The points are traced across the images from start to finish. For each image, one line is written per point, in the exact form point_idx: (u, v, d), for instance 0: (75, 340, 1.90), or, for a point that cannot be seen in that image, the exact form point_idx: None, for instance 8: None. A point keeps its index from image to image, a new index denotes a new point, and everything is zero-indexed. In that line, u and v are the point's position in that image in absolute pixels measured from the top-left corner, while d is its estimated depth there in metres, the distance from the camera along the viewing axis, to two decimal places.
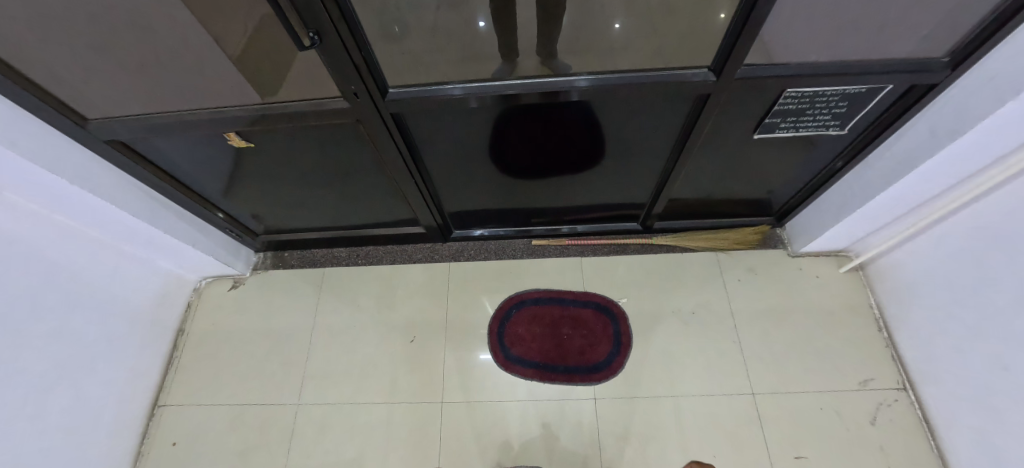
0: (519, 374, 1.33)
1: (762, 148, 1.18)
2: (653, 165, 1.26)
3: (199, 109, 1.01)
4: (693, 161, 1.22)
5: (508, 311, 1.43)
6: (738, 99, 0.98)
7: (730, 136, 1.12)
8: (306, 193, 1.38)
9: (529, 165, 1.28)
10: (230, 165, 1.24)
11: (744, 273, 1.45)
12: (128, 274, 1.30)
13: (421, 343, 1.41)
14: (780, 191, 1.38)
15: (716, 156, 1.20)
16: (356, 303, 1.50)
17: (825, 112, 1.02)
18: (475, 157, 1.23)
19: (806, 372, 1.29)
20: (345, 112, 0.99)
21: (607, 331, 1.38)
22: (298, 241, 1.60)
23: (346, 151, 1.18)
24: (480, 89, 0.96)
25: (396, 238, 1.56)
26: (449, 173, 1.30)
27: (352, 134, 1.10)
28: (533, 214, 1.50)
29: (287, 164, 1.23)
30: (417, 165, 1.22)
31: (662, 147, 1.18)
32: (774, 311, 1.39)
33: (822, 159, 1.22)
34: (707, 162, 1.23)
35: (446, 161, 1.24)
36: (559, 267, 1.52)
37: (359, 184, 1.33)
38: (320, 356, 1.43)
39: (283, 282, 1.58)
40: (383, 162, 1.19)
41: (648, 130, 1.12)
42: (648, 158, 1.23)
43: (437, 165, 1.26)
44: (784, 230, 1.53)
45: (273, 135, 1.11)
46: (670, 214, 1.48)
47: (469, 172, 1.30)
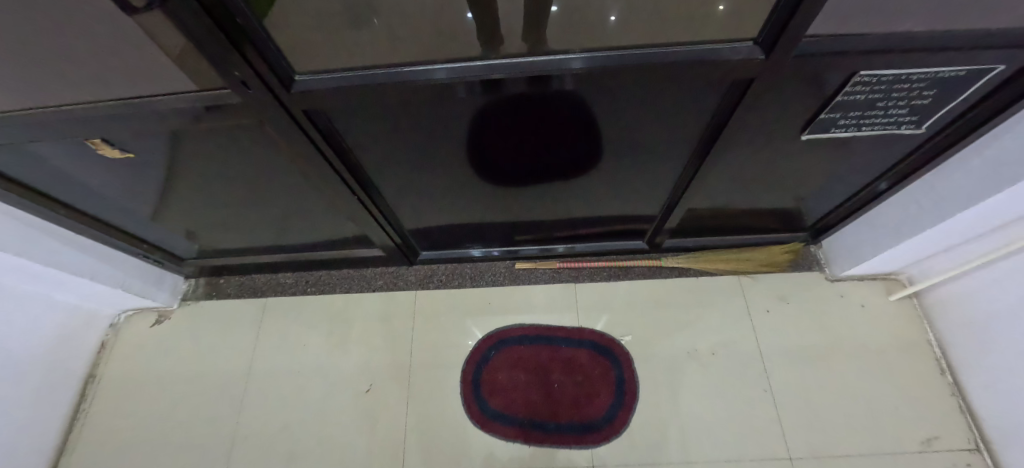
0: (499, 434, 1.07)
1: (805, 151, 0.92)
2: (666, 172, 1.00)
3: (32, 109, 0.71)
4: (716, 167, 0.96)
5: (485, 353, 1.17)
6: (788, 87, 0.71)
7: (769, 137, 0.85)
8: (233, 211, 1.11)
9: (508, 172, 1.02)
10: (124, 181, 0.96)
11: (775, 303, 1.18)
12: (19, 314, 1.03)
13: (378, 394, 1.14)
14: (819, 202, 1.12)
15: (747, 159, 0.94)
16: (301, 342, 1.23)
17: (900, 104, 0.75)
18: (438, 164, 0.97)
19: (855, 429, 1.04)
20: (239, 108, 0.70)
21: (607, 379, 1.12)
22: (235, 265, 1.32)
23: (268, 160, 0.90)
24: (474, 74, 0.67)
25: (352, 260, 1.29)
26: (408, 184, 1.03)
27: (267, 140, 0.83)
28: (518, 230, 1.24)
29: (195, 178, 0.95)
30: (359, 170, 0.96)
31: (679, 150, 0.92)
32: (812, 349, 1.13)
33: (881, 163, 0.96)
34: (732, 168, 0.97)
35: (402, 170, 0.97)
36: (550, 294, 1.25)
37: (296, 199, 1.06)
38: (255, 409, 1.16)
39: (214, 315, 1.29)
40: (317, 173, 0.91)
41: (662, 128, 0.85)
42: (660, 163, 0.97)
43: (389, 175, 0.99)
44: (819, 248, 1.27)
45: (159, 143, 0.82)
46: (683, 231, 1.22)
47: (434, 182, 1.03)
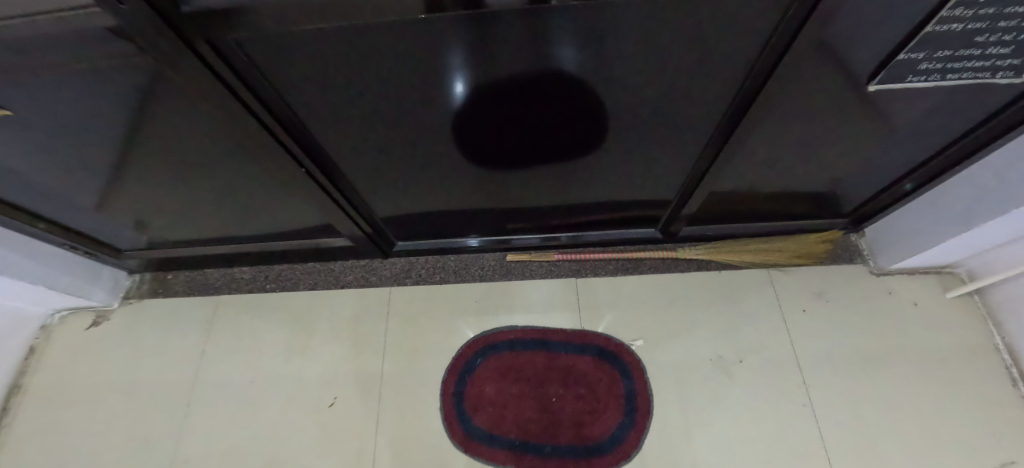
0: (486, 457, 0.90)
1: (864, 112, 0.73)
2: (688, 143, 0.82)
3: None
4: (751, 135, 0.78)
5: (470, 361, 0.99)
6: (862, 13, 0.53)
7: (824, 92, 0.67)
8: (167, 195, 0.92)
9: (495, 143, 0.83)
10: (19, 160, 0.77)
11: (812, 301, 1.01)
12: None
13: (343, 410, 0.96)
14: (867, 182, 0.94)
15: (789, 125, 0.76)
16: (256, 348, 1.05)
17: (1005, 36, 0.58)
18: (406, 134, 0.78)
19: (917, 452, 0.86)
20: (124, 41, 0.51)
21: (614, 392, 0.94)
22: (184, 258, 1.14)
23: (190, 127, 0.72)
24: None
25: (318, 252, 1.11)
26: (374, 159, 0.85)
27: (180, 99, 0.64)
28: (509, 217, 1.06)
29: (108, 152, 0.77)
30: (306, 136, 0.77)
31: (707, 113, 0.73)
32: (857, 355, 0.95)
33: (953, 129, 0.78)
34: (770, 136, 0.79)
35: (361, 141, 0.80)
36: (547, 292, 1.07)
37: (239, 179, 0.87)
38: (197, 428, 0.98)
39: (160, 316, 1.12)
40: (253, 142, 0.74)
41: (691, 83, 0.66)
42: (679, 131, 0.79)
43: (348, 146, 0.80)
44: (861, 238, 1.09)
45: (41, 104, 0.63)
46: (703, 217, 1.04)
47: (405, 158, 0.85)
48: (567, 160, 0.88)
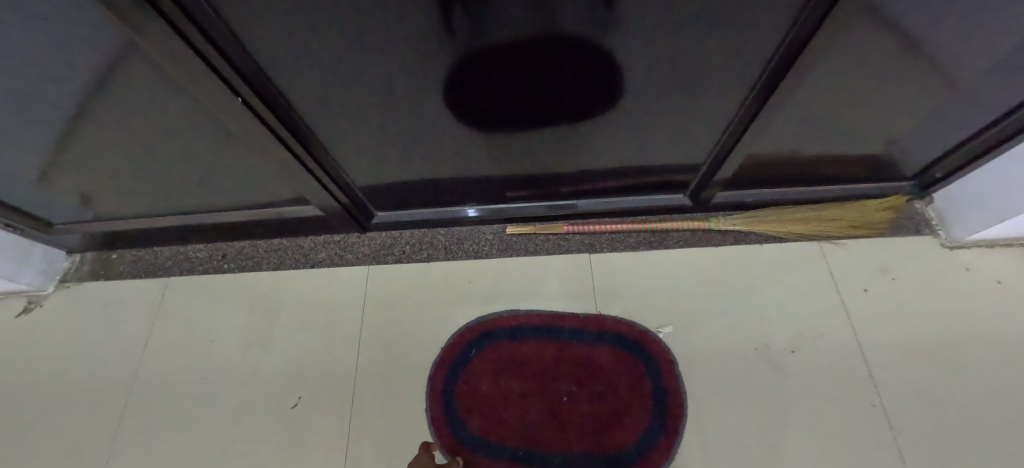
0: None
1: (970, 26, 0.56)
2: (735, 77, 0.64)
3: None
4: (818, 64, 0.61)
5: (462, 353, 0.83)
6: None
7: None
8: (89, 154, 0.75)
9: (490, 84, 0.66)
10: None
11: (873, 280, 0.84)
12: None
13: (310, 411, 0.80)
14: (945, 130, 0.78)
15: (871, 50, 0.59)
16: (209, 338, 0.88)
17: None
18: (374, 66, 0.60)
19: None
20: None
21: (639, 390, 0.77)
22: (127, 234, 0.97)
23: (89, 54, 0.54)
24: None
25: (284, 225, 0.95)
26: (339, 103, 0.67)
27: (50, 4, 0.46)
28: (510, 181, 0.90)
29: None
30: (261, 80, 0.61)
31: (767, 35, 0.56)
32: (930, 342, 0.78)
33: None
34: (843, 63, 0.61)
35: (322, 81, 0.62)
36: (554, 270, 0.91)
37: (171, 129, 0.69)
38: (135, 434, 0.81)
39: (100, 301, 0.95)
40: (177, 74, 0.56)
41: None
42: (727, 64, 0.62)
43: (302, 83, 0.62)
44: (927, 205, 0.92)
45: None
46: (740, 180, 0.87)
47: (377, 102, 0.67)
48: (580, 105, 0.71)
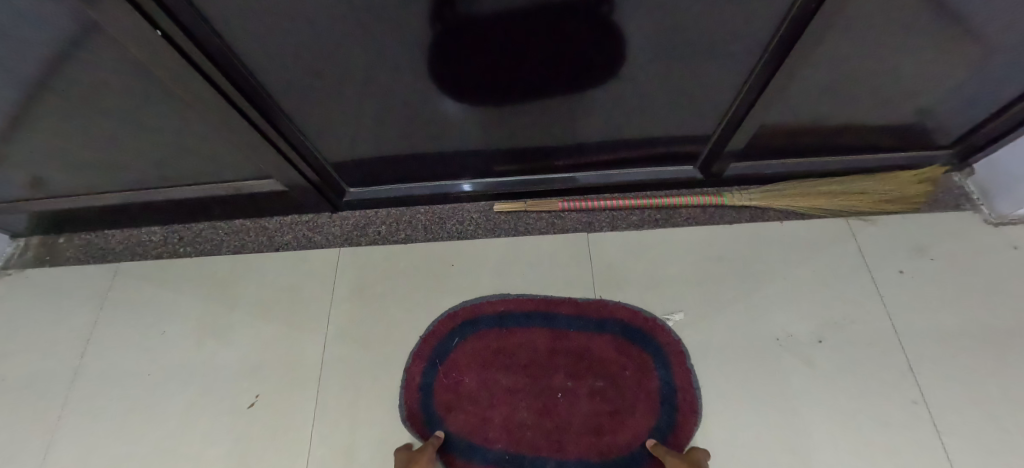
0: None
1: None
2: (760, 33, 0.54)
3: None
4: (861, 15, 0.50)
5: (442, 343, 0.73)
6: None
7: None
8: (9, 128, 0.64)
9: (458, 32, 0.52)
10: None
11: (908, 261, 0.74)
12: None
13: (268, 411, 0.70)
14: (998, 93, 0.67)
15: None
16: (159, 330, 0.79)
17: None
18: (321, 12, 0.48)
19: None
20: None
21: (645, 387, 0.68)
22: (71, 215, 0.87)
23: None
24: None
25: (245, 203, 0.85)
26: (283, 58, 0.55)
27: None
28: (497, 154, 0.79)
29: None
30: (214, 43, 0.51)
31: None
32: (977, 329, 0.68)
33: None
34: (892, 15, 0.51)
35: (268, 42, 0.52)
36: (547, 253, 0.81)
37: (88, 91, 0.58)
38: (68, 439, 0.71)
39: (42, 290, 0.85)
40: (108, 33, 0.47)
41: None
42: (754, 19, 0.51)
43: (244, 40, 0.52)
44: (966, 178, 0.82)
45: None
46: (756, 149, 0.77)
47: (335, 63, 0.57)
48: (580, 72, 0.61)
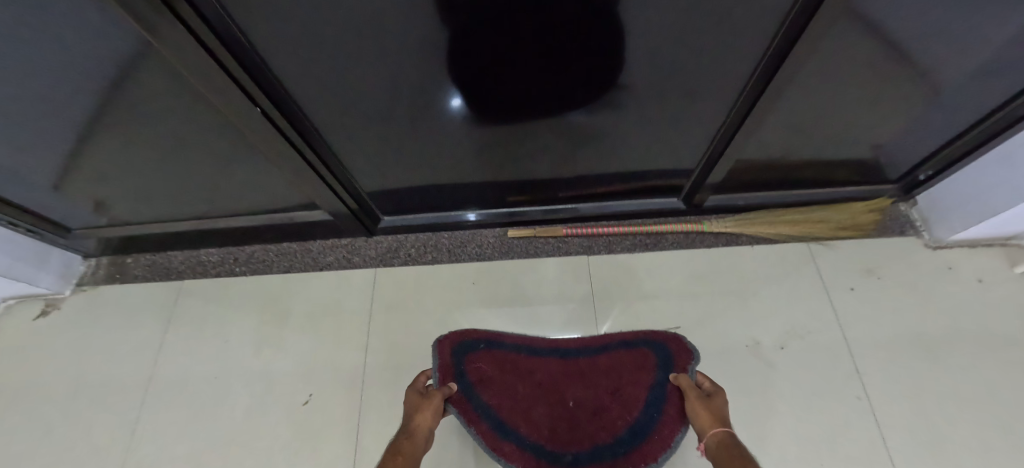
0: (484, 441, 0.74)
1: (970, 30, 0.56)
2: (719, 94, 0.68)
3: None
4: (797, 82, 0.65)
5: (469, 342, 0.83)
6: None
7: (897, 20, 0.54)
8: (109, 166, 0.78)
9: (488, 95, 0.67)
10: None
11: (859, 279, 0.88)
12: None
13: (319, 409, 0.83)
14: (925, 139, 0.81)
15: (847, 68, 0.62)
16: (223, 339, 0.92)
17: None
18: (379, 84, 0.62)
19: (997, 451, 0.72)
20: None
21: (645, 364, 0.80)
22: (140, 239, 1.01)
23: (129, 84, 0.58)
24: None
25: (292, 229, 0.99)
26: (347, 113, 0.70)
27: (62, 18, 0.46)
28: (509, 187, 0.92)
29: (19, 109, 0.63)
30: (291, 107, 0.67)
31: (747, 58, 0.60)
32: (914, 337, 0.82)
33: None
34: (820, 83, 0.65)
35: (334, 101, 0.66)
36: (554, 273, 0.94)
37: (183, 141, 0.72)
38: (149, 433, 0.84)
39: (116, 304, 0.99)
40: (215, 103, 0.62)
41: (734, 13, 0.52)
42: (713, 83, 0.66)
43: (316, 103, 0.66)
44: (911, 206, 0.96)
45: None
46: (731, 185, 0.91)
47: (384, 119, 0.71)
48: (580, 124, 0.75)
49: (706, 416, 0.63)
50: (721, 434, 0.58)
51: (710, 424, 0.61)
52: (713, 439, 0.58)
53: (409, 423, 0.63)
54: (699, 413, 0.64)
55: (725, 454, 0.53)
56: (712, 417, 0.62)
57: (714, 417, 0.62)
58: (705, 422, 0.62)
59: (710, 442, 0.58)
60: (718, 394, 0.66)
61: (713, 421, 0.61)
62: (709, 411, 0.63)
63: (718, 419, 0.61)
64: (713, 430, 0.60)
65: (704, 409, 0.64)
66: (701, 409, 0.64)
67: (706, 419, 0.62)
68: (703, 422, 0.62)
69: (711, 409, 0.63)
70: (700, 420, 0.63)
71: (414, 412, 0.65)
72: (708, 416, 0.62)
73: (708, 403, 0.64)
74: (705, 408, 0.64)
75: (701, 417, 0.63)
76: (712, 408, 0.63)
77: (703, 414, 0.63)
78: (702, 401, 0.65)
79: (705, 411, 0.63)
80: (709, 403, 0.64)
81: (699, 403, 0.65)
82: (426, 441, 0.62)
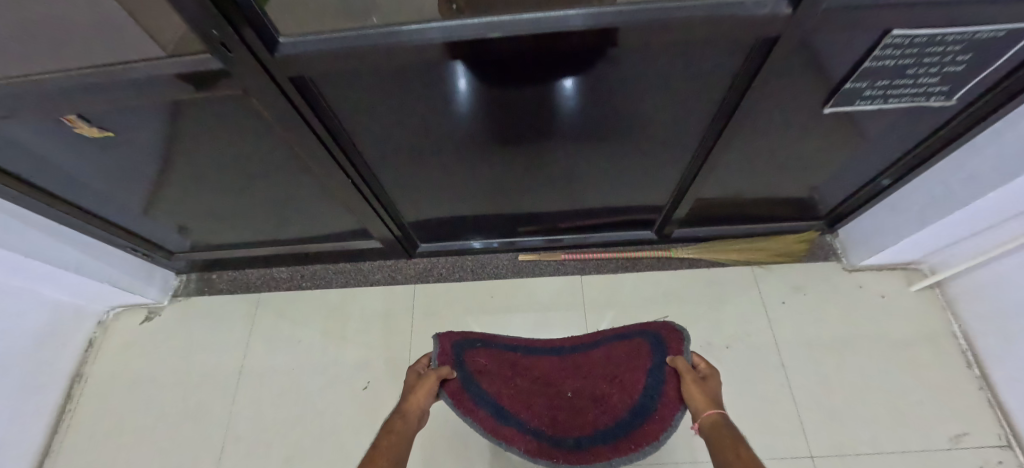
0: (482, 425, 0.89)
1: (835, 126, 0.84)
2: (672, 162, 0.94)
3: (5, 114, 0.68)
4: (726, 157, 0.91)
5: (462, 339, 1.02)
6: (798, 64, 0.65)
7: (779, 123, 0.81)
8: (221, 206, 1.05)
9: (507, 162, 0.93)
10: (107, 180, 0.91)
11: (789, 294, 1.14)
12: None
13: (375, 393, 1.10)
14: (836, 191, 1.07)
15: (759, 146, 0.88)
16: (296, 339, 1.18)
17: (960, 49, 0.64)
18: (432, 154, 0.89)
19: (877, 422, 0.98)
20: (218, 78, 0.61)
21: (637, 348, 0.98)
22: (225, 261, 1.27)
23: (262, 157, 0.86)
24: (468, 35, 0.57)
25: (346, 254, 1.24)
26: (404, 174, 0.96)
27: (246, 123, 0.74)
28: (519, 222, 1.18)
29: (179, 174, 0.90)
30: (369, 173, 0.93)
31: (687, 142, 0.87)
32: (827, 340, 1.08)
33: (892, 153, 0.93)
34: (742, 156, 0.92)
35: (397, 165, 0.92)
36: (554, 288, 1.20)
37: (284, 192, 0.99)
38: (245, 410, 1.11)
39: (207, 311, 1.25)
40: (316, 170, 0.89)
41: (669, 118, 0.79)
42: (666, 157, 0.92)
43: (385, 168, 0.93)
44: (836, 237, 1.22)
45: (144, 140, 0.78)
46: (692, 221, 1.17)
47: (430, 177, 0.98)
48: (573, 180, 1.01)
49: (703, 403, 0.73)
50: (715, 413, 0.67)
51: (707, 406, 0.71)
52: (708, 420, 0.67)
53: (401, 405, 0.75)
54: (695, 398, 0.75)
55: (724, 434, 0.62)
56: (709, 401, 0.72)
57: (709, 401, 0.72)
58: (700, 407, 0.72)
59: (707, 424, 0.66)
60: (712, 383, 0.78)
61: (710, 404, 0.71)
62: (704, 395, 0.74)
63: (715, 403, 0.71)
64: (708, 409, 0.70)
65: (700, 394, 0.75)
66: (698, 393, 0.75)
67: (703, 402, 0.73)
68: (698, 407, 0.72)
69: (708, 395, 0.74)
70: (698, 404, 0.73)
71: (408, 393, 0.79)
72: (705, 402, 0.72)
73: (706, 391, 0.75)
74: (700, 394, 0.74)
75: (698, 400, 0.74)
76: (709, 394, 0.74)
77: (699, 399, 0.74)
78: (699, 388, 0.76)
79: (702, 395, 0.74)
80: (706, 391, 0.75)
81: (696, 391, 0.76)
82: (418, 415, 0.75)
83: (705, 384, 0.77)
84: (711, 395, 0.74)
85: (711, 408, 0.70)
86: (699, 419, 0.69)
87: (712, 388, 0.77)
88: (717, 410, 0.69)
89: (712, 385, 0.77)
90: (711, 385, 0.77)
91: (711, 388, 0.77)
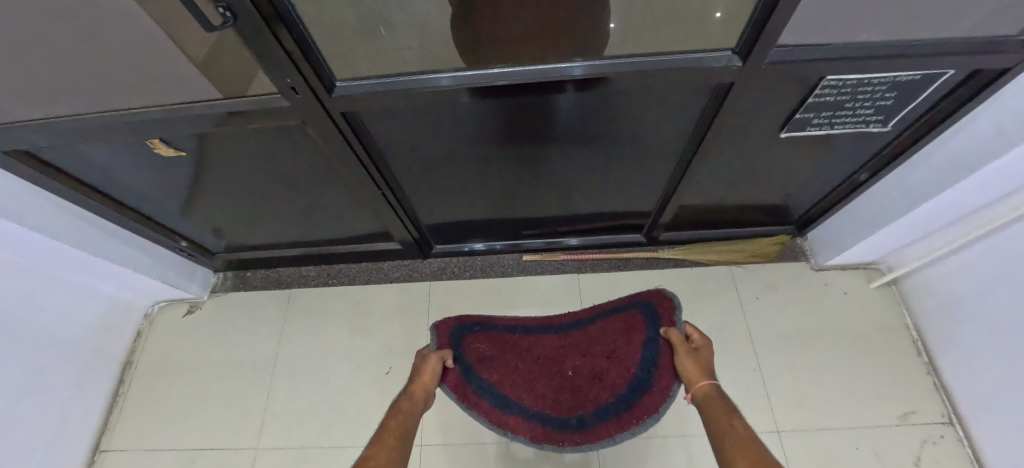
0: (486, 416, 1.03)
1: (793, 147, 0.98)
2: (657, 175, 1.09)
3: (101, 138, 0.82)
4: (703, 171, 1.06)
5: (460, 331, 1.16)
6: (753, 100, 0.80)
7: (744, 143, 0.96)
8: (262, 212, 1.20)
9: (514, 175, 1.08)
10: (168, 189, 1.06)
11: (762, 291, 1.28)
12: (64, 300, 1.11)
13: (396, 376, 1.24)
14: (802, 199, 1.21)
15: (730, 162, 1.03)
16: (325, 330, 1.33)
17: (886, 88, 0.79)
18: (450, 169, 1.04)
19: (836, 401, 1.13)
20: (284, 111, 0.76)
21: (631, 325, 1.14)
22: (259, 260, 1.42)
23: (305, 171, 1.00)
24: (473, 81, 0.73)
25: (368, 254, 1.39)
26: (424, 185, 1.11)
27: (296, 144, 0.89)
28: (523, 226, 1.33)
29: (231, 185, 1.05)
30: (395, 185, 1.08)
31: (668, 159, 1.02)
32: (795, 331, 1.22)
33: (846, 168, 1.08)
34: (717, 171, 1.07)
35: (419, 177, 1.07)
36: (554, 285, 1.35)
37: (319, 200, 1.14)
38: (281, 392, 1.25)
39: (244, 305, 1.40)
40: (350, 182, 1.03)
41: (651, 140, 0.94)
42: (651, 170, 1.07)
43: (407, 180, 1.07)
44: (806, 240, 1.36)
45: (208, 156, 0.93)
46: (677, 226, 1.31)
47: (447, 188, 1.12)
48: (571, 190, 1.16)
49: (697, 372, 0.88)
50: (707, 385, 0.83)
51: (699, 377, 0.87)
52: (700, 388, 0.83)
53: (409, 388, 0.91)
54: (689, 369, 0.91)
55: (714, 401, 0.78)
56: (701, 373, 0.88)
57: (700, 373, 0.88)
58: (693, 376, 0.88)
59: (699, 391, 0.83)
60: (705, 353, 0.93)
61: (702, 375, 0.87)
62: (697, 368, 0.89)
63: (707, 374, 0.87)
64: (701, 380, 0.86)
65: (693, 366, 0.90)
66: (692, 366, 0.90)
67: (696, 373, 0.89)
68: (692, 377, 0.88)
69: (701, 366, 0.89)
70: (692, 375, 0.89)
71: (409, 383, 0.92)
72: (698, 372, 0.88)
73: (699, 362, 0.90)
74: (695, 366, 0.90)
75: (692, 372, 0.89)
76: (702, 365, 0.90)
77: (693, 370, 0.89)
78: (692, 360, 0.91)
79: (696, 368, 0.89)
80: (699, 362, 0.91)
81: (689, 361, 0.92)
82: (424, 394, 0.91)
83: (699, 354, 0.93)
84: (704, 365, 0.90)
85: (703, 378, 0.86)
86: (692, 389, 0.86)
87: (704, 358, 0.92)
88: (708, 381, 0.85)
89: (704, 355, 0.93)
90: (704, 355, 0.92)
91: (703, 358, 0.92)
